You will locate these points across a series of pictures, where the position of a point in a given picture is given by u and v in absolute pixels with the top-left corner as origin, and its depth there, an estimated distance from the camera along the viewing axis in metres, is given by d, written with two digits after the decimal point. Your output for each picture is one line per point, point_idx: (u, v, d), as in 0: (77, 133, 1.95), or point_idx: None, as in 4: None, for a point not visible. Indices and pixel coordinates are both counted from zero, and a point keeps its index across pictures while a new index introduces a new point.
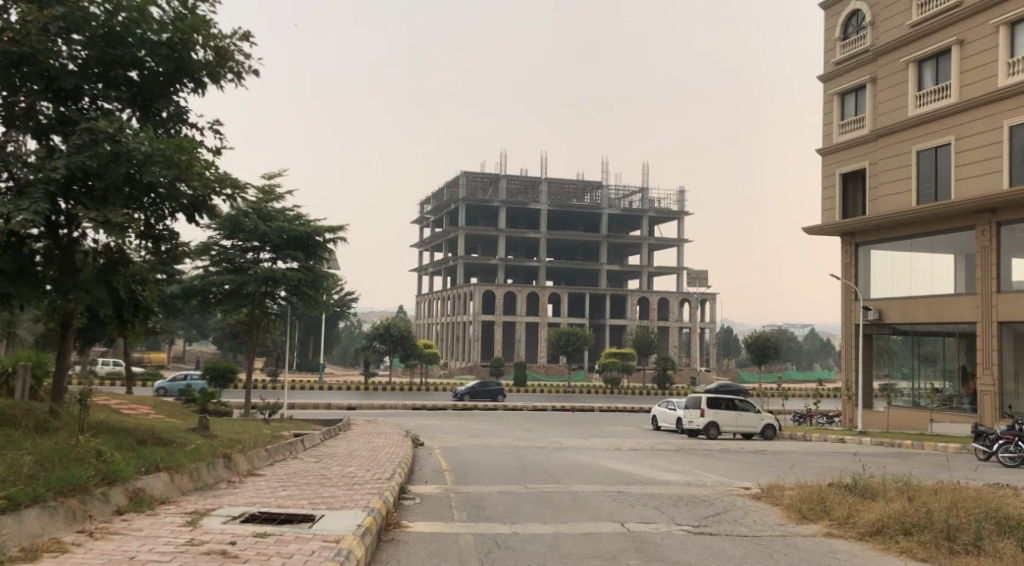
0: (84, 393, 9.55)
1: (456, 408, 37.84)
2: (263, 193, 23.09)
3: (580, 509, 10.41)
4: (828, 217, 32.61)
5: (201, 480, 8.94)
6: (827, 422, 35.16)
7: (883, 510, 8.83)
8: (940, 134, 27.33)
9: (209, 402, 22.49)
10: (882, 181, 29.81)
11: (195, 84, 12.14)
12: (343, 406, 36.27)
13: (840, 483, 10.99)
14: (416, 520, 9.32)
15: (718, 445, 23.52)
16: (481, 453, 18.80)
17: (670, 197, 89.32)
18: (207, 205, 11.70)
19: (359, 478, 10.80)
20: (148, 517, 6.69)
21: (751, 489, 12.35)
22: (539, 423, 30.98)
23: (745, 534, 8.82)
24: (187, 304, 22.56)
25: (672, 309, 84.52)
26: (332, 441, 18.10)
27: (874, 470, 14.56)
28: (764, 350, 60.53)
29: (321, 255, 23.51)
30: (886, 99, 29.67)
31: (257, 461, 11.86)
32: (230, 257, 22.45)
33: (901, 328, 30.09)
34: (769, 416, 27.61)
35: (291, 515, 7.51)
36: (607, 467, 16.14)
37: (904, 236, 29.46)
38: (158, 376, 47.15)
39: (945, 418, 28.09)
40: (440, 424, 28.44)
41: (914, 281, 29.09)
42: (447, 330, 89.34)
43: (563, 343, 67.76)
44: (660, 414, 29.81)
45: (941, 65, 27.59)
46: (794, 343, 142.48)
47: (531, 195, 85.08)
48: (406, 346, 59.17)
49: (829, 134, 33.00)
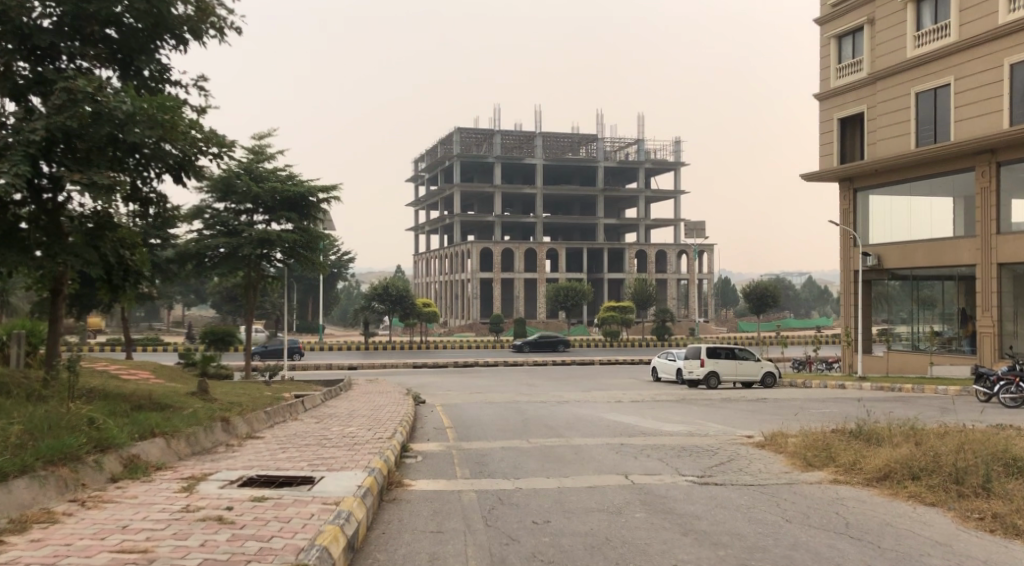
0: (74, 359, 9.36)
1: (456, 365, 37.89)
2: (253, 154, 22.70)
3: (584, 462, 10.32)
4: (826, 163, 32.23)
5: (198, 444, 8.81)
6: (827, 368, 35.23)
7: (890, 455, 8.72)
8: (940, 75, 26.86)
9: (209, 366, 22.41)
10: (880, 124, 29.37)
11: (177, 40, 11.76)
12: (344, 366, 36.32)
13: (844, 429, 10.89)
14: (418, 479, 9.22)
15: (720, 395, 23.51)
16: (482, 409, 18.75)
17: (666, 148, 88.59)
18: (194, 165, 11.37)
19: (359, 438, 10.70)
20: (142, 483, 6.55)
21: (755, 438, 12.27)
22: (540, 377, 31.03)
23: (751, 483, 8.73)
24: (183, 267, 22.33)
25: (670, 260, 84.40)
26: (333, 402, 18.02)
27: (878, 415, 14.49)
28: (763, 299, 60.51)
29: (316, 216, 23.17)
30: (884, 40, 29.10)
31: (257, 423, 11.73)
32: (223, 220, 22.14)
33: (901, 273, 29.93)
34: (769, 364, 27.62)
35: (289, 478, 7.37)
36: (610, 420, 16.08)
37: (902, 180, 29.14)
38: (158, 342, 47.07)
39: (945, 361, 28.07)
40: (441, 382, 28.47)
41: (913, 225, 28.84)
42: (446, 288, 89.23)
43: (562, 298, 67.71)
44: (660, 365, 29.80)
45: (941, 3, 26.99)
46: (792, 291, 142.91)
47: (526, 150, 84.32)
48: (405, 305, 59.02)
49: (827, 78, 32.46)
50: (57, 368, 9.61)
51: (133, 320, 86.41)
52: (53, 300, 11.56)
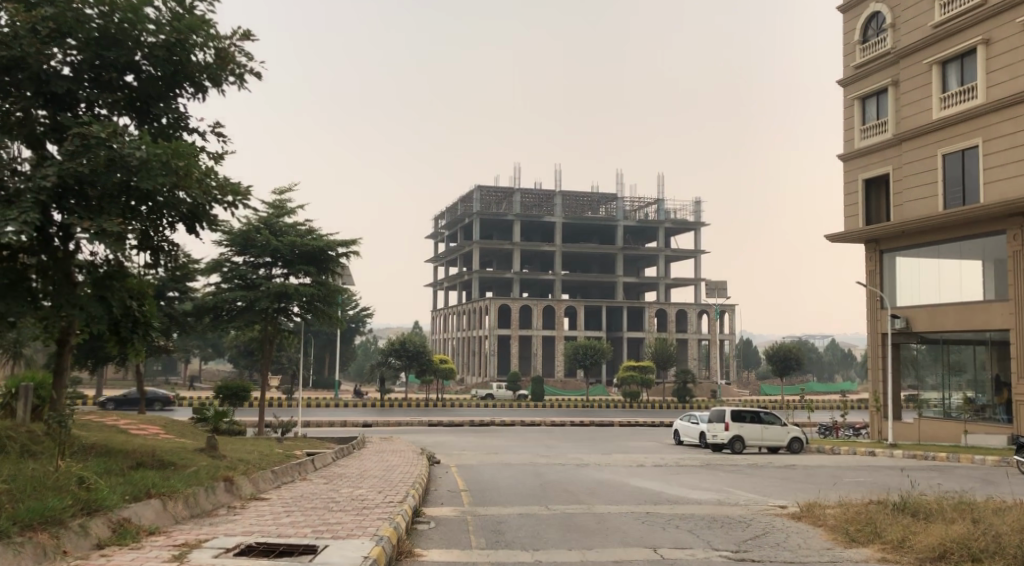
0: (67, 415, 8.85)
1: (472, 423, 37.13)
2: (274, 208, 22.55)
3: (608, 533, 9.63)
4: (851, 224, 31.73)
5: (197, 506, 8.27)
6: (854, 434, 34.15)
7: (944, 533, 8.05)
8: (967, 136, 26.45)
9: (221, 422, 21.91)
10: (906, 185, 28.89)
11: (195, 88, 11.59)
12: (358, 422, 35.65)
13: (887, 501, 10.17)
14: (431, 548, 8.60)
15: (746, 461, 22.61)
16: (498, 471, 18.06)
17: (687, 209, 88.48)
18: (208, 214, 11.08)
19: (369, 502, 10.10)
20: (130, 550, 6.01)
21: (789, 508, 11.52)
22: (559, 437, 30.21)
23: (790, 560, 8.04)
24: (200, 321, 22.06)
25: (690, 320, 83.40)
26: (344, 460, 17.39)
27: (921, 487, 13.64)
28: (786, 361, 59.24)
29: (335, 269, 22.87)
30: (909, 102, 28.82)
31: (264, 484, 11.19)
32: (242, 273, 21.84)
33: (929, 337, 29.07)
34: (796, 429, 26.68)
35: (290, 546, 6.80)
36: (633, 485, 15.34)
37: (931, 242, 28.50)
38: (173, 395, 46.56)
39: (978, 430, 27.00)
40: (456, 441, 27.71)
41: (943, 288, 28.08)
42: (463, 345, 88.62)
43: (580, 357, 66.69)
44: (682, 428, 28.91)
45: (967, 65, 26.74)
46: (814, 354, 140.78)
47: (545, 208, 84.47)
48: (421, 361, 58.34)
49: (851, 139, 32.17)
50: (52, 415, 9.18)
51: (150, 372, 86.15)
52: (59, 352, 11.21)
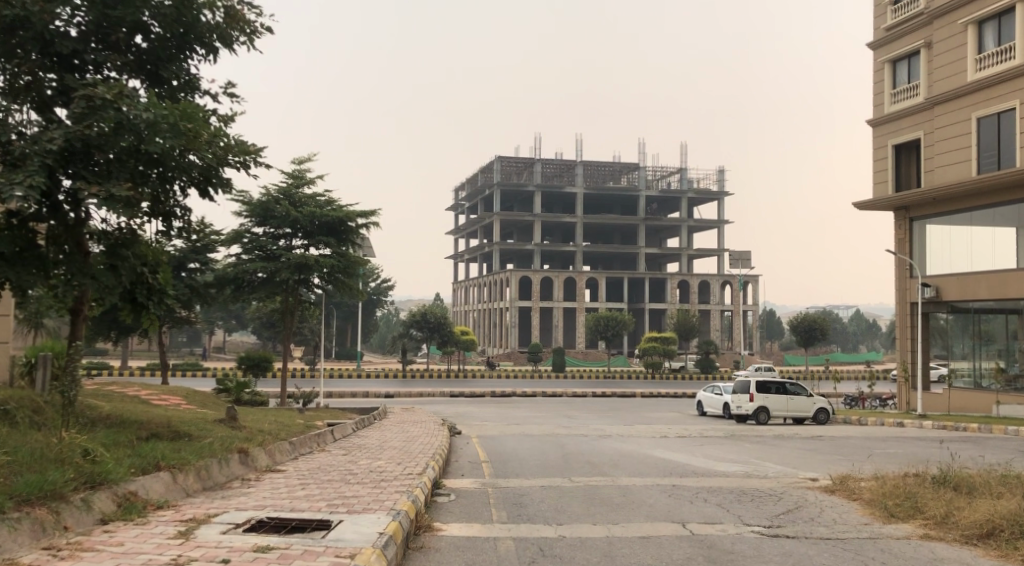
0: (65, 387, 8.51)
1: (494, 394, 36.97)
2: (293, 178, 22.22)
3: (634, 507, 9.29)
4: (881, 191, 30.85)
5: (210, 479, 8.03)
6: (881, 405, 33.58)
7: (992, 508, 7.64)
8: (1003, 99, 25.47)
9: (242, 392, 21.80)
10: (939, 150, 27.95)
11: (206, 49, 11.24)
12: (381, 393, 35.60)
13: (924, 474, 9.75)
14: (450, 522, 8.30)
15: (771, 432, 22.23)
16: (520, 443, 17.80)
17: (710, 178, 87.24)
18: (220, 176, 10.73)
19: (387, 474, 9.82)
20: (135, 526, 5.73)
21: (821, 481, 11.12)
22: (581, 408, 29.90)
23: (827, 536, 7.64)
24: (221, 292, 21.90)
25: (713, 291, 82.61)
26: (364, 431, 17.19)
27: (961, 460, 13.16)
28: (811, 332, 58.39)
29: (354, 241, 22.56)
30: (943, 64, 27.80)
31: (281, 455, 10.95)
32: (262, 244, 21.56)
33: (958, 306, 28.35)
34: (822, 400, 26.13)
35: (303, 522, 6.51)
36: (657, 457, 14.96)
37: (963, 208, 27.58)
38: (196, 367, 46.90)
39: (1010, 400, 26.42)
40: (478, 412, 27.49)
41: (975, 256, 27.26)
42: (485, 317, 88.57)
43: (602, 328, 66.23)
44: (705, 399, 28.52)
45: (1004, 25, 25.68)
46: (840, 325, 139.27)
47: (566, 178, 83.66)
48: (443, 332, 58.11)
49: (880, 104, 31.22)
50: (61, 369, 8.98)
51: (174, 343, 87.02)
52: (73, 321, 10.96)
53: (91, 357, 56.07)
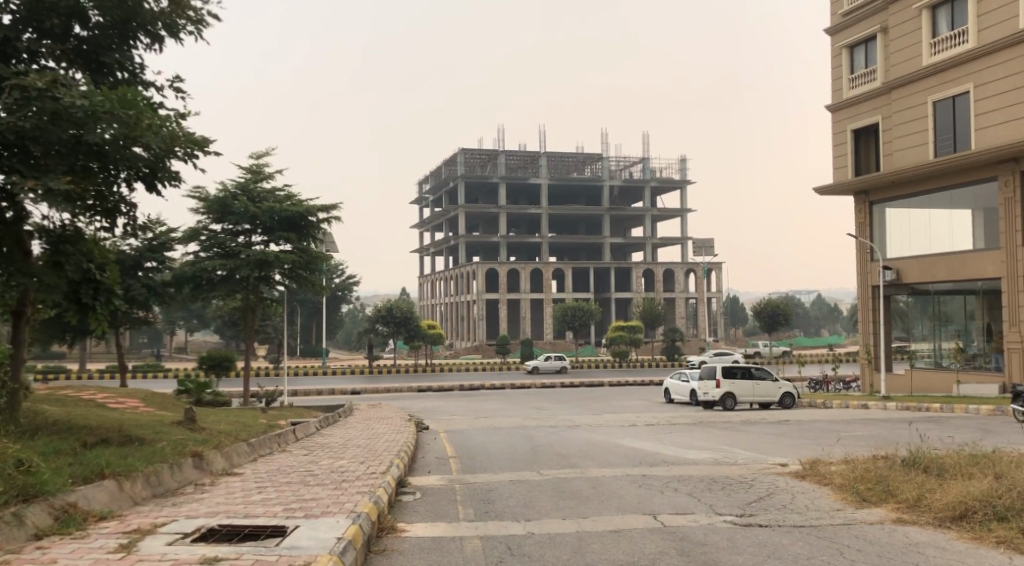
0: None
1: (463, 388, 36.64)
2: (251, 173, 21.68)
3: (604, 499, 9.08)
4: (841, 176, 31.01)
5: (160, 485, 7.65)
6: (844, 387, 33.92)
7: (965, 489, 7.56)
8: (958, 82, 25.71)
9: (202, 393, 21.20)
10: (896, 134, 28.18)
11: (151, 38, 10.73)
12: (347, 390, 35.06)
13: (894, 457, 9.66)
14: (416, 522, 8.02)
15: (739, 416, 22.24)
16: (488, 436, 17.50)
17: (672, 167, 87.62)
18: (168, 169, 10.22)
19: (350, 474, 9.48)
20: (71, 541, 5.35)
21: (791, 467, 11.03)
22: (551, 400, 29.72)
23: (801, 524, 7.48)
24: (179, 292, 21.27)
25: (678, 280, 83.01)
26: (329, 430, 16.79)
27: (929, 441, 13.15)
28: (774, 317, 58.90)
29: (316, 236, 22.10)
30: (899, 48, 27.99)
31: (239, 457, 10.54)
32: (221, 241, 21.00)
33: (919, 288, 28.66)
34: (788, 385, 26.24)
35: (257, 529, 6.18)
36: (626, 446, 14.79)
37: (921, 191, 27.86)
38: (157, 368, 45.94)
39: (971, 379, 26.61)
40: (447, 406, 27.17)
41: (934, 238, 27.55)
42: (452, 310, 88.12)
43: (569, 318, 66.14)
44: (673, 386, 28.51)
45: (958, 9, 25.94)
46: (802, 311, 141.31)
47: (530, 170, 83.45)
48: (409, 327, 57.58)
49: (838, 89, 31.41)
50: None
51: (135, 344, 85.23)
52: (14, 325, 10.44)
53: (47, 362, 54.59)
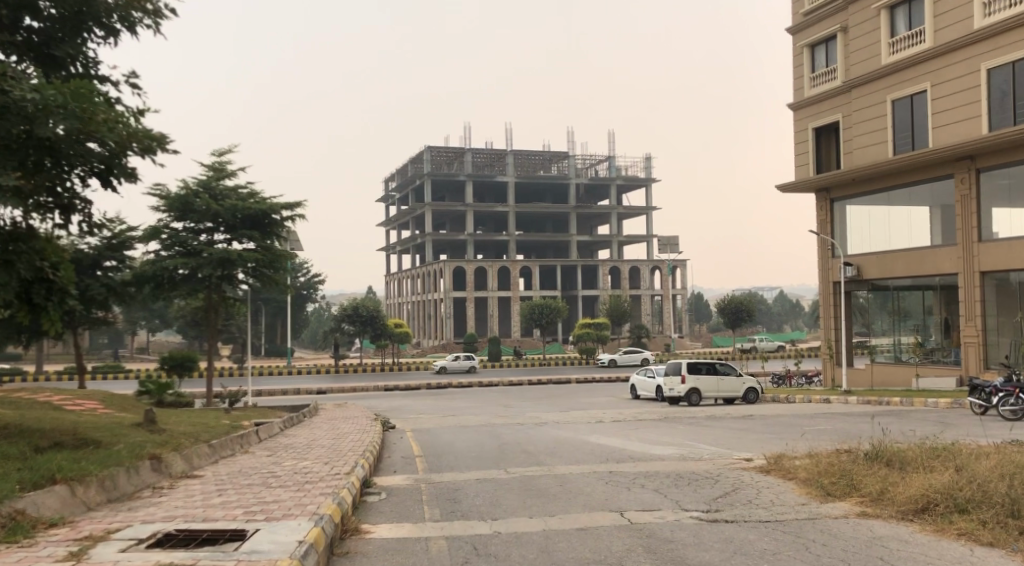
0: None
1: (430, 386, 36.45)
2: (213, 170, 21.29)
3: (571, 497, 9.03)
4: (803, 173, 31.38)
5: (115, 490, 7.44)
6: (807, 382, 34.38)
7: (926, 482, 7.63)
8: (915, 81, 26.13)
9: (163, 394, 20.77)
10: (856, 133, 28.57)
11: (106, 31, 10.44)
12: (312, 390, 34.68)
13: (857, 451, 9.75)
14: (380, 523, 7.89)
15: (704, 412, 22.40)
16: (455, 435, 17.39)
17: (638, 165, 88.13)
18: (124, 165, 9.90)
19: (313, 475, 9.31)
20: (19, 550, 5.16)
21: (756, 461, 11.09)
22: (518, 397, 29.66)
23: (766, 519, 7.50)
24: (140, 291, 20.81)
25: (644, 277, 83.54)
26: (293, 430, 16.55)
27: (891, 435, 13.33)
28: (738, 314, 59.53)
29: (280, 234, 21.77)
30: (858, 48, 28.39)
31: (199, 459, 10.30)
32: (182, 240, 20.59)
33: (878, 284, 29.11)
34: (752, 380, 26.49)
35: (216, 533, 6.03)
36: (593, 443, 14.77)
37: (880, 188, 28.28)
38: (117, 369, 45.05)
39: (929, 373, 27.09)
40: (413, 405, 26.98)
41: (893, 235, 27.99)
42: (418, 308, 87.72)
43: (536, 316, 66.18)
44: (639, 382, 28.62)
45: (915, 9, 26.35)
46: (765, 307, 143.17)
47: (497, 167, 83.31)
48: (375, 325, 57.16)
49: (800, 88, 31.77)
50: None
51: (94, 344, 83.55)
52: None
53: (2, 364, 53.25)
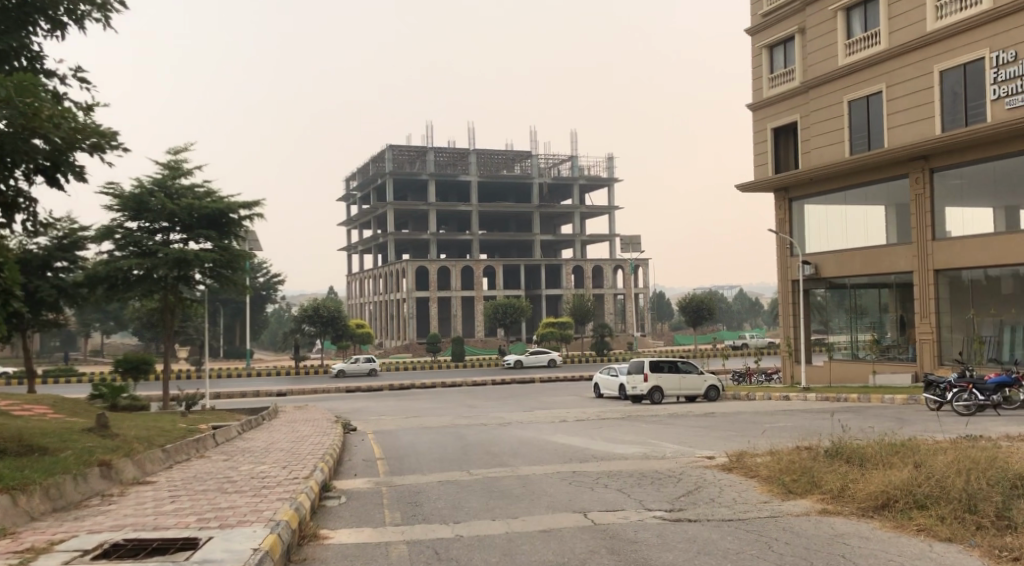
0: None
1: (392, 387, 36.13)
2: (169, 169, 20.82)
3: (534, 498, 8.94)
4: (762, 173, 31.71)
5: (61, 498, 7.17)
6: (766, 379, 34.78)
7: (886, 479, 7.69)
8: (871, 82, 26.55)
9: (116, 397, 20.22)
10: (814, 133, 28.94)
11: (53, 24, 10.17)
12: (272, 392, 34.15)
13: (817, 448, 9.81)
14: (339, 528, 7.72)
15: (666, 410, 22.49)
16: (417, 436, 17.20)
17: (600, 164, 88.50)
18: (72, 163, 9.58)
19: (270, 480, 9.09)
20: None
21: (718, 459, 11.12)
22: (481, 397, 29.52)
23: (729, 518, 7.49)
24: (93, 293, 20.25)
25: (606, 276, 83.92)
26: (252, 433, 16.23)
27: (850, 431, 13.49)
28: (699, 312, 60.06)
29: (237, 233, 21.38)
30: (815, 49, 28.77)
31: (152, 465, 10.00)
32: (136, 240, 20.11)
33: (836, 282, 29.53)
34: (713, 378, 26.69)
35: (167, 542, 5.82)
36: (557, 443, 14.70)
37: (837, 188, 28.69)
38: (70, 373, 43.90)
39: (885, 369, 27.55)
40: (375, 406, 26.69)
41: (850, 233, 28.41)
42: (381, 308, 87.05)
43: (499, 316, 66.05)
44: (602, 381, 28.68)
45: (870, 11, 26.77)
46: (726, 305, 144.84)
47: (460, 166, 82.98)
48: (336, 326, 56.54)
49: (759, 88, 32.12)
50: None
51: (45, 347, 81.42)
52: None
53: None
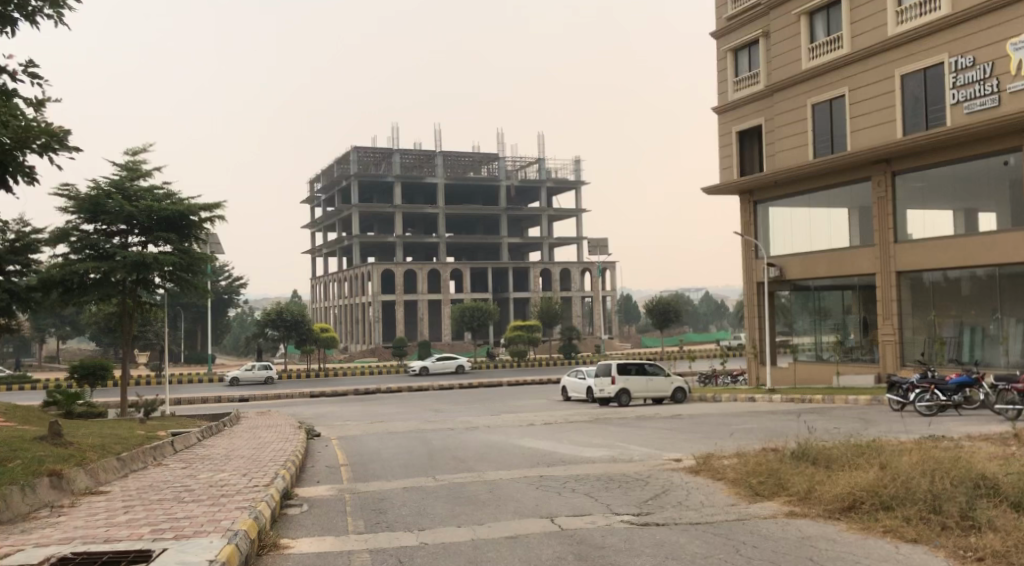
0: None
1: (357, 392, 35.73)
2: (126, 170, 20.36)
3: (501, 503, 8.81)
4: (727, 176, 31.93)
5: (7, 511, 6.89)
6: (732, 380, 35.01)
7: (851, 480, 7.70)
8: (834, 86, 26.88)
9: (72, 404, 19.67)
10: (779, 136, 29.21)
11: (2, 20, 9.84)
12: (235, 398, 33.55)
13: (783, 449, 9.81)
14: (301, 537, 7.52)
15: (634, 413, 22.48)
16: (383, 441, 16.96)
17: (567, 167, 88.66)
18: (20, 164, 9.22)
19: (229, 488, 8.85)
20: None
21: (685, 462, 11.08)
22: (448, 401, 29.29)
23: (696, 521, 7.42)
24: (47, 297, 19.70)
25: (573, 278, 84.06)
26: (212, 440, 15.87)
27: (816, 432, 13.55)
28: (666, 314, 60.36)
29: (198, 236, 20.97)
30: (779, 53, 29.06)
31: (107, 474, 9.70)
32: (93, 242, 19.62)
33: (800, 284, 29.82)
34: (679, 380, 26.79)
35: (119, 555, 5.60)
36: (524, 446, 14.58)
37: (801, 191, 28.98)
38: (25, 380, 42.75)
39: (849, 370, 27.86)
40: (340, 411, 26.34)
41: (814, 236, 28.70)
42: (346, 312, 86.24)
43: (467, 319, 65.78)
44: (570, 384, 28.64)
45: (833, 16, 27.11)
46: (691, 308, 145.92)
47: (426, 169, 82.53)
48: (301, 330, 55.86)
49: (724, 92, 32.36)
50: None
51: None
52: None
53: None
